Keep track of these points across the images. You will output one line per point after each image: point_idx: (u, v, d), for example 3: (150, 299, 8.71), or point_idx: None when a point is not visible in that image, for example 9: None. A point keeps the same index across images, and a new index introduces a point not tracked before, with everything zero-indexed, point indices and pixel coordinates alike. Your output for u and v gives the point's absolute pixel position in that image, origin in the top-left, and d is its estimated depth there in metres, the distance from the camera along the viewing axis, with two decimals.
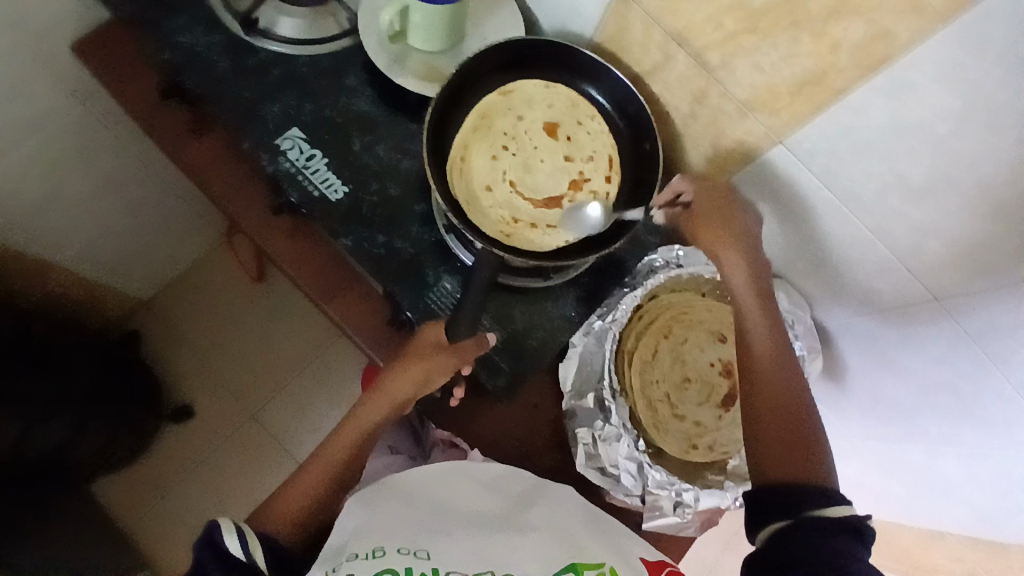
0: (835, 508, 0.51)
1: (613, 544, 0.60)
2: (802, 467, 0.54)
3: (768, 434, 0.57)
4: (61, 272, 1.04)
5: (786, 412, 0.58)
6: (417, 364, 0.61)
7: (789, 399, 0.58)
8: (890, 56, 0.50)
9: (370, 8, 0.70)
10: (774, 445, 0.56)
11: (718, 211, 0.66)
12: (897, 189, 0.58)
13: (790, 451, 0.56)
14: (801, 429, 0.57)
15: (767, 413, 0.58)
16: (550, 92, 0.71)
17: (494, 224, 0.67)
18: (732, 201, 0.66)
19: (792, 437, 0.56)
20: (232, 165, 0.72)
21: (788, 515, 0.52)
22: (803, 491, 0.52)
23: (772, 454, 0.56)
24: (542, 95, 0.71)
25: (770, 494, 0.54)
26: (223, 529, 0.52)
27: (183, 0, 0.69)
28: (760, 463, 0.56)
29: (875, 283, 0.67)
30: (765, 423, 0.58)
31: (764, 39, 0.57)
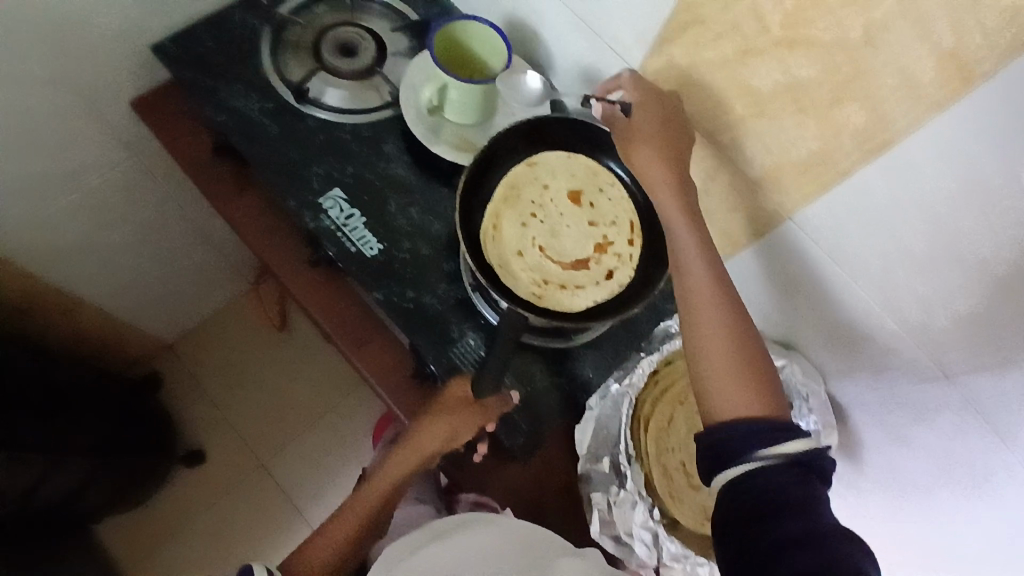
0: (784, 446, 0.50)
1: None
2: (763, 404, 0.54)
3: (723, 385, 0.55)
4: (93, 313, 1.08)
5: (734, 356, 0.56)
6: (444, 420, 0.68)
7: (730, 339, 0.57)
8: (891, 139, 0.53)
9: (411, 84, 0.75)
10: (731, 388, 0.55)
11: (655, 116, 0.66)
12: (903, 264, 0.60)
13: (746, 390, 0.55)
14: (756, 364, 0.56)
15: (714, 336, 0.58)
16: (571, 162, 0.74)
17: (526, 288, 0.69)
18: (663, 133, 0.65)
19: (746, 387, 0.55)
20: (275, 219, 0.77)
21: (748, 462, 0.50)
22: (767, 432, 0.51)
23: (727, 402, 0.55)
24: (564, 165, 0.74)
25: (727, 437, 0.53)
26: None
27: (241, 70, 0.76)
28: (714, 393, 0.56)
29: (888, 361, 0.69)
30: (718, 365, 0.56)
31: (773, 121, 0.61)
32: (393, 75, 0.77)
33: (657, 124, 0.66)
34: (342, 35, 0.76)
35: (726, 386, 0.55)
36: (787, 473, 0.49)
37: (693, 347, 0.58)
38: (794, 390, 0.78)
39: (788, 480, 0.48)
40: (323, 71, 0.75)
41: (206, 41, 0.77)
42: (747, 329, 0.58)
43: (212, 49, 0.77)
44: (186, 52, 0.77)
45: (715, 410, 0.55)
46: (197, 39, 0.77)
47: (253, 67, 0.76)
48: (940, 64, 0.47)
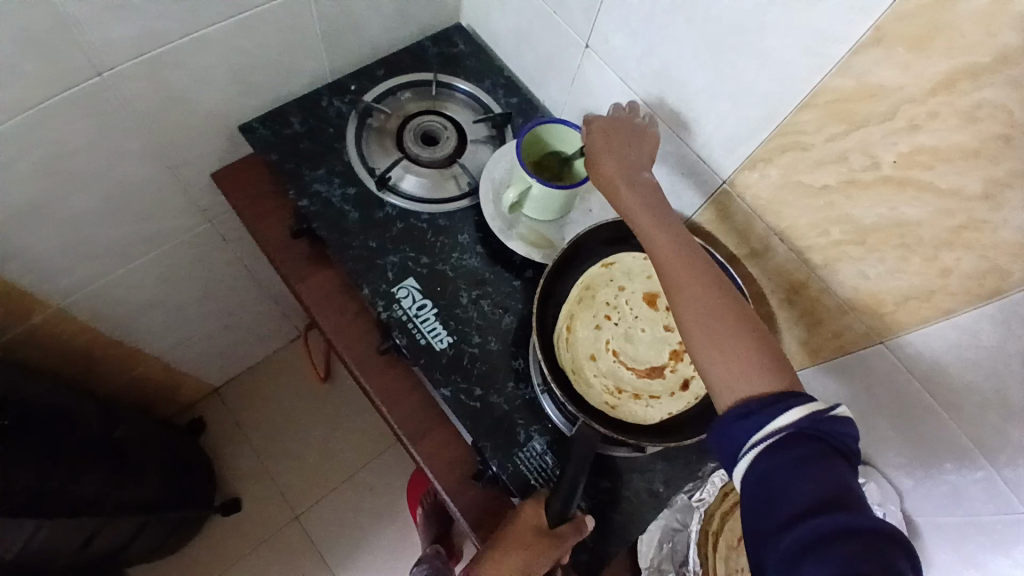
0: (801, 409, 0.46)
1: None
2: (758, 364, 0.50)
3: (713, 326, 0.52)
4: (151, 362, 1.11)
5: (723, 307, 0.53)
6: (516, 553, 0.58)
7: (716, 292, 0.54)
8: (1003, 289, 0.51)
9: (492, 178, 0.75)
10: (720, 339, 0.52)
11: (612, 140, 0.65)
12: (997, 410, 0.57)
13: (736, 343, 0.51)
14: (741, 316, 0.53)
15: (700, 315, 0.53)
16: (648, 263, 0.73)
17: (599, 396, 0.68)
18: (624, 149, 0.64)
19: (740, 334, 0.52)
20: (345, 300, 0.77)
21: (754, 445, 0.47)
22: (769, 407, 0.47)
23: (719, 350, 0.51)
24: (641, 266, 0.72)
25: (725, 431, 0.49)
26: None
27: (327, 153, 0.78)
28: (715, 369, 0.51)
29: (968, 491, 0.64)
30: (696, 311, 0.53)
31: (871, 251, 0.59)
32: (473, 163, 0.78)
33: (619, 157, 0.64)
34: (425, 124, 0.79)
35: (728, 374, 0.50)
36: (793, 465, 0.45)
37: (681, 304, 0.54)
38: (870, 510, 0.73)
39: (803, 456, 0.45)
40: (405, 158, 0.76)
41: (294, 123, 0.80)
42: (730, 295, 0.55)
43: (300, 132, 0.80)
44: (274, 133, 0.80)
45: (716, 381, 0.51)
46: (286, 121, 0.81)
47: (338, 150, 0.78)
48: None
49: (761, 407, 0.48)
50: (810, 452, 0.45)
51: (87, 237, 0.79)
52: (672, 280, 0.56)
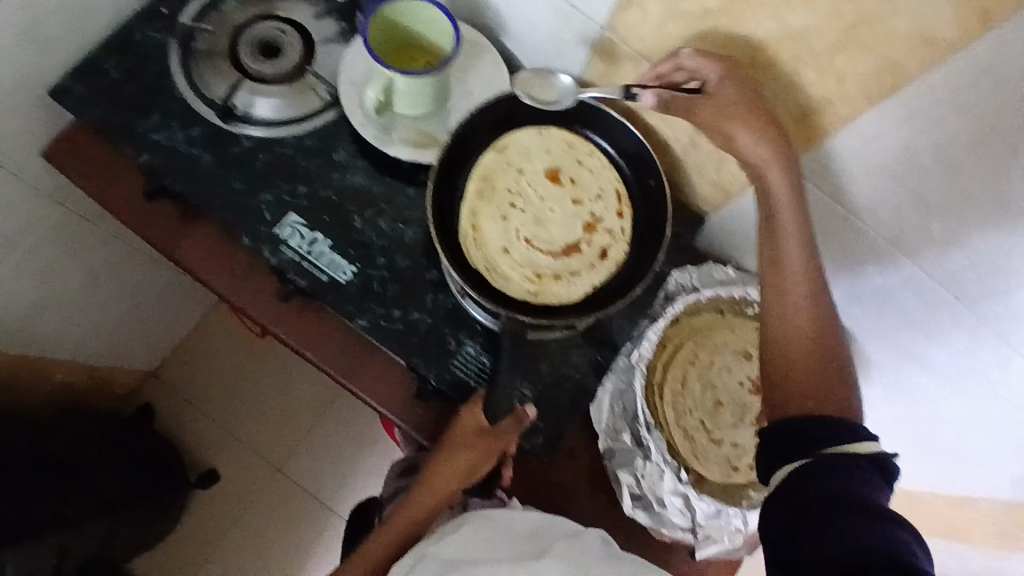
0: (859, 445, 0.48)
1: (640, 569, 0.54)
2: (826, 401, 0.53)
3: (795, 363, 0.55)
4: (67, 365, 1.04)
5: (809, 334, 0.56)
6: (463, 452, 0.61)
7: (813, 319, 0.56)
8: (902, 84, 0.49)
9: (351, 79, 0.66)
10: (801, 383, 0.54)
11: (747, 104, 0.56)
12: (912, 206, 0.57)
13: (809, 384, 0.54)
14: (823, 357, 0.55)
15: (792, 353, 0.55)
16: (544, 138, 0.68)
17: (520, 287, 0.66)
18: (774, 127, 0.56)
19: (818, 381, 0.54)
20: (230, 255, 0.70)
21: (805, 454, 0.49)
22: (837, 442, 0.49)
23: (794, 386, 0.54)
24: (536, 143, 0.68)
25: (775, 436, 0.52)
26: None
27: (158, 96, 0.67)
28: (779, 395, 0.55)
29: (894, 288, 0.66)
30: (782, 348, 0.56)
31: (767, 70, 0.56)
32: (328, 68, 0.69)
33: (775, 144, 0.56)
34: (260, 34, 0.68)
35: (797, 398, 0.54)
36: (838, 465, 0.47)
37: (783, 321, 0.56)
38: None
39: (850, 463, 0.47)
40: (247, 80, 0.66)
41: (110, 69, 0.68)
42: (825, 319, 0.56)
43: (119, 79, 0.68)
44: (89, 87, 0.67)
45: (780, 403, 0.55)
46: (100, 69, 0.68)
47: (171, 89, 0.68)
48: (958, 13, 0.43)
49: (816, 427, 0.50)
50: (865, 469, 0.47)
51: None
52: (778, 298, 0.57)
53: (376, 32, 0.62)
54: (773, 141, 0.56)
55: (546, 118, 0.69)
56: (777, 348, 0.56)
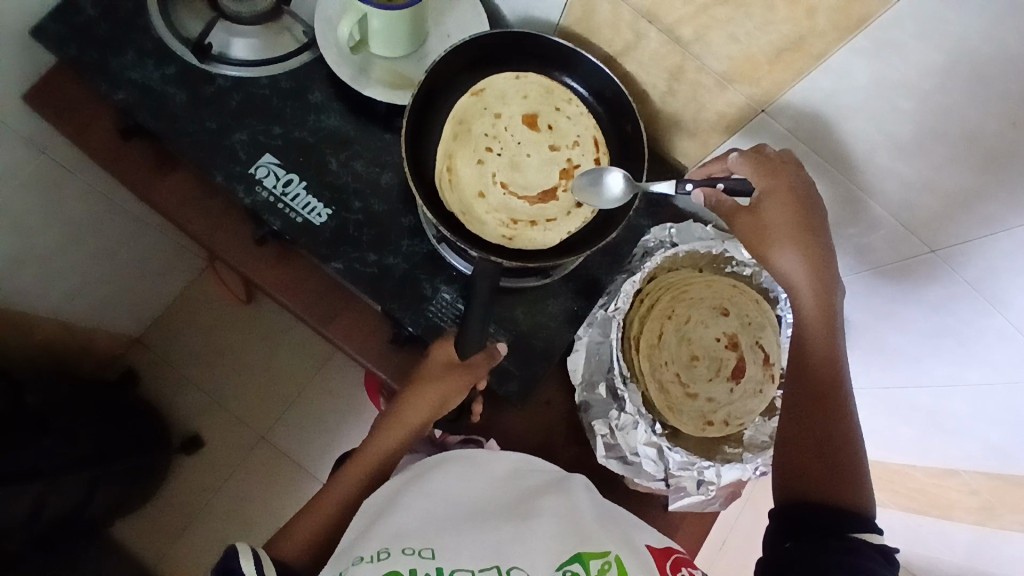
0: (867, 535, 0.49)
1: (624, 536, 0.57)
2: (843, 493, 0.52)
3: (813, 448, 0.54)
4: (47, 323, 1.01)
5: (827, 420, 0.55)
6: (434, 386, 0.61)
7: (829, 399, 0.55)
8: (869, 15, 0.48)
9: (326, 17, 0.68)
10: (816, 466, 0.53)
11: (792, 224, 0.57)
12: (884, 147, 0.57)
13: (829, 471, 0.53)
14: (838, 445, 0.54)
15: (814, 443, 0.54)
16: (521, 83, 0.70)
17: (495, 231, 0.67)
18: (810, 236, 0.57)
19: (836, 465, 0.53)
20: (206, 200, 0.70)
21: (812, 530, 0.51)
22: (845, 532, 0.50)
23: (811, 470, 0.53)
24: (514, 88, 0.70)
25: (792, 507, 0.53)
26: (238, 554, 0.51)
27: (132, 34, 0.67)
28: (794, 475, 0.54)
29: (869, 239, 0.66)
30: (800, 429, 0.55)
31: (737, 8, 0.54)
32: (305, 10, 0.71)
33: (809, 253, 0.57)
34: None
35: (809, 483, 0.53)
36: (841, 542, 0.49)
37: (802, 404, 0.56)
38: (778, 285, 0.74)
39: (853, 541, 0.49)
40: (223, 19, 0.67)
41: (86, 9, 0.67)
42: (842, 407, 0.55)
43: (94, 17, 0.67)
44: (63, 25, 0.67)
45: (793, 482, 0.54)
46: (75, 8, 0.67)
47: (145, 29, 0.67)
48: None
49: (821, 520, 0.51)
50: (868, 549, 0.48)
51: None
52: (808, 393, 0.56)
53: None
54: (809, 262, 0.56)
55: (524, 66, 0.71)
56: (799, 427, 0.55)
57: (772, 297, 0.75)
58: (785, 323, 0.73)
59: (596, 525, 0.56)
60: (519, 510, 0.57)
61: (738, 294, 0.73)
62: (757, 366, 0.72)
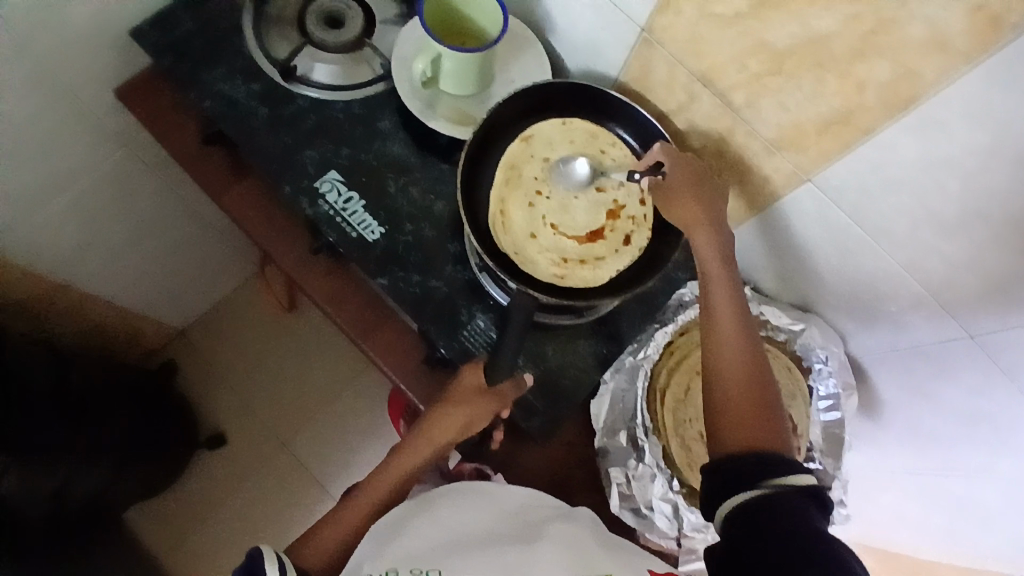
0: (790, 477, 0.48)
1: (628, 562, 0.56)
2: (762, 438, 0.52)
3: (727, 407, 0.54)
4: (102, 305, 1.06)
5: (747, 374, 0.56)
6: (461, 409, 0.63)
7: (745, 351, 0.57)
8: (919, 96, 0.50)
9: (402, 54, 0.73)
10: (735, 422, 0.53)
11: (688, 185, 0.64)
12: (930, 227, 0.57)
13: (750, 420, 0.53)
14: (762, 400, 0.54)
15: (731, 409, 0.54)
16: (568, 129, 0.74)
17: (547, 271, 0.69)
18: (698, 203, 0.63)
19: (756, 410, 0.53)
20: (272, 208, 0.75)
21: (748, 483, 0.48)
22: (768, 467, 0.49)
23: (733, 419, 0.53)
24: (561, 133, 0.73)
25: (730, 461, 0.50)
26: (264, 558, 0.52)
27: (226, 51, 0.74)
28: (719, 428, 0.54)
29: (908, 317, 0.66)
30: (716, 386, 0.56)
31: (790, 79, 0.57)
32: (383, 44, 0.76)
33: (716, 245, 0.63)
34: (327, 6, 0.74)
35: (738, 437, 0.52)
36: (780, 501, 0.46)
37: (712, 367, 0.57)
38: (813, 353, 0.74)
39: (794, 499, 0.46)
40: (310, 46, 0.73)
41: (187, 23, 0.75)
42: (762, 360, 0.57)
43: (194, 31, 0.74)
44: (166, 35, 0.74)
45: (720, 444, 0.53)
46: (178, 22, 0.74)
47: (238, 47, 0.74)
48: (974, 27, 0.44)
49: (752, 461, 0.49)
50: (803, 501, 0.46)
51: (4, 176, 0.73)
52: (713, 355, 0.57)
53: (428, 8, 0.68)
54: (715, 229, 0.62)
55: (571, 114, 0.75)
56: (714, 388, 0.56)
57: (806, 366, 0.75)
58: (816, 396, 0.74)
59: (603, 553, 0.56)
60: (526, 538, 0.57)
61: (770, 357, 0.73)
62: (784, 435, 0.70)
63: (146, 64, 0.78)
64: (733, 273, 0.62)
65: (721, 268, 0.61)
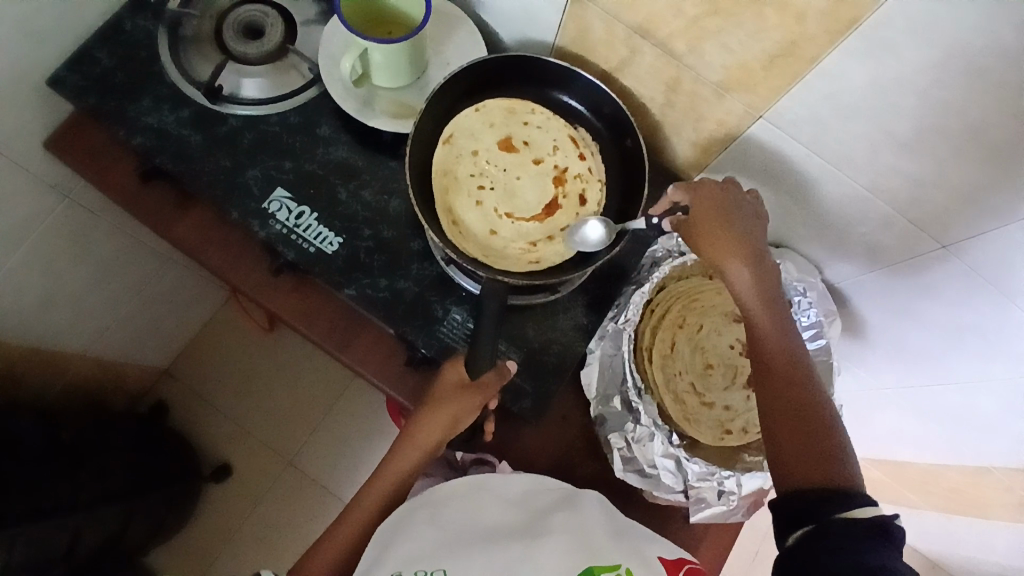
0: (858, 511, 0.45)
1: (635, 548, 0.56)
2: (825, 471, 0.48)
3: (781, 437, 0.51)
4: (77, 360, 1.03)
5: (800, 403, 0.51)
6: (445, 408, 0.63)
7: (796, 383, 0.52)
8: (860, 16, 0.49)
9: (330, 54, 0.71)
10: (789, 451, 0.50)
11: (711, 220, 0.59)
12: (887, 145, 0.56)
13: (809, 452, 0.49)
14: (819, 427, 0.50)
15: (788, 437, 0.50)
16: (482, 114, 0.71)
17: (519, 259, 0.68)
18: (740, 240, 0.58)
19: (818, 443, 0.49)
20: (225, 235, 0.72)
21: (813, 521, 0.46)
22: (840, 502, 0.46)
23: (792, 453, 0.50)
24: (477, 120, 0.71)
25: (798, 498, 0.48)
26: None
27: (146, 81, 0.71)
28: (776, 462, 0.51)
29: (881, 239, 0.66)
30: (774, 420, 0.52)
31: (727, 19, 0.55)
32: (310, 47, 0.73)
33: (757, 272, 0.57)
34: (244, 16, 0.72)
35: (800, 467, 0.49)
36: (852, 535, 0.44)
37: (766, 397, 0.53)
38: (792, 287, 0.73)
39: (863, 535, 0.44)
40: (233, 62, 0.71)
41: (100, 58, 0.71)
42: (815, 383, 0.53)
43: (109, 66, 0.71)
44: (79, 75, 0.70)
45: (780, 474, 0.50)
46: (91, 59, 0.71)
47: (158, 74, 0.71)
48: None
49: (820, 498, 0.47)
50: (874, 539, 0.44)
51: None
52: (765, 384, 0.53)
53: (348, 3, 0.65)
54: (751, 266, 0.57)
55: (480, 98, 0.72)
56: (769, 421, 0.52)
57: (786, 300, 0.74)
58: (801, 328, 0.73)
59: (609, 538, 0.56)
60: (529, 529, 0.56)
61: None
62: None
63: (65, 109, 0.74)
64: (774, 299, 0.56)
65: (761, 303, 0.56)
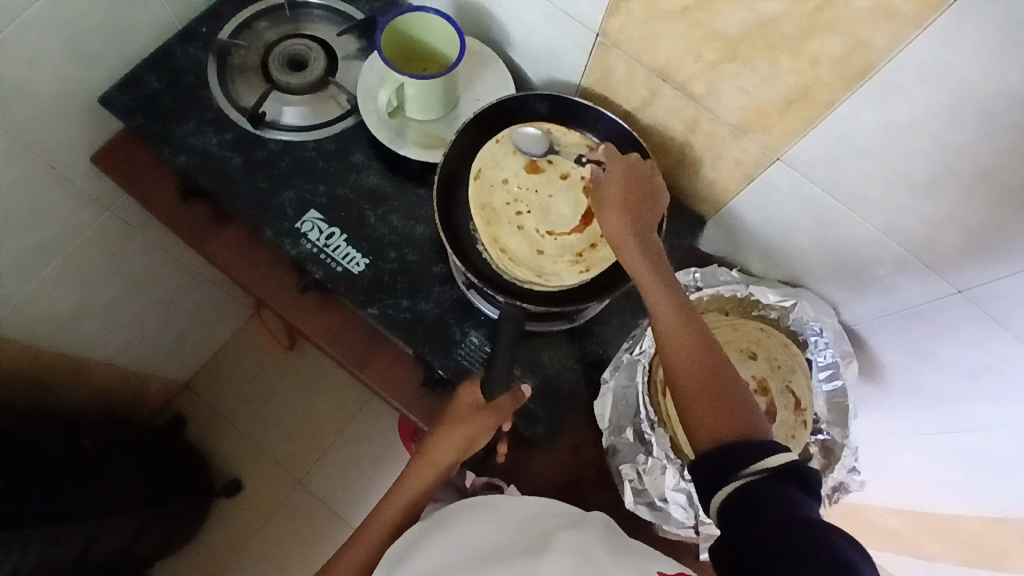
0: (769, 458, 0.46)
1: (636, 564, 0.55)
2: (734, 426, 0.49)
3: (694, 399, 0.52)
4: (103, 369, 1.07)
5: (705, 365, 0.53)
6: (460, 428, 0.64)
7: (704, 347, 0.54)
8: (872, 64, 0.51)
9: (367, 86, 0.75)
10: (700, 411, 0.51)
11: (620, 195, 0.62)
12: (900, 187, 0.58)
13: (718, 409, 0.50)
14: (724, 386, 0.52)
15: (696, 399, 0.52)
16: (503, 144, 0.73)
17: (573, 272, 0.69)
18: (633, 214, 0.61)
19: (723, 399, 0.51)
20: (257, 253, 0.76)
21: (734, 476, 0.46)
22: (746, 450, 0.47)
23: (702, 410, 0.51)
24: (501, 151, 0.73)
25: (711, 456, 0.48)
26: None
27: (193, 105, 0.75)
28: (693, 422, 0.52)
29: (896, 280, 0.66)
30: (687, 382, 0.53)
31: (744, 64, 0.58)
32: (348, 80, 0.78)
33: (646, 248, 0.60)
34: (289, 49, 0.77)
35: (710, 424, 0.50)
36: (764, 485, 0.44)
37: (675, 361, 0.54)
38: (808, 326, 0.75)
39: (777, 483, 0.44)
40: (276, 91, 0.75)
41: (152, 82, 0.76)
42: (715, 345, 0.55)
43: (159, 89, 0.75)
44: (131, 96, 0.75)
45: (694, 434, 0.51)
46: (143, 82, 0.76)
47: (205, 99, 0.75)
48: None
49: (732, 447, 0.48)
50: (787, 483, 0.44)
51: None
52: (672, 348, 0.55)
53: (385, 39, 0.70)
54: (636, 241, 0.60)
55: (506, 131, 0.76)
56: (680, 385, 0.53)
57: (801, 339, 0.76)
58: (816, 367, 0.74)
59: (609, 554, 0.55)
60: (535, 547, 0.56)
61: (765, 337, 0.73)
62: (789, 411, 0.70)
63: (114, 128, 0.79)
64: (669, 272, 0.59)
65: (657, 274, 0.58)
